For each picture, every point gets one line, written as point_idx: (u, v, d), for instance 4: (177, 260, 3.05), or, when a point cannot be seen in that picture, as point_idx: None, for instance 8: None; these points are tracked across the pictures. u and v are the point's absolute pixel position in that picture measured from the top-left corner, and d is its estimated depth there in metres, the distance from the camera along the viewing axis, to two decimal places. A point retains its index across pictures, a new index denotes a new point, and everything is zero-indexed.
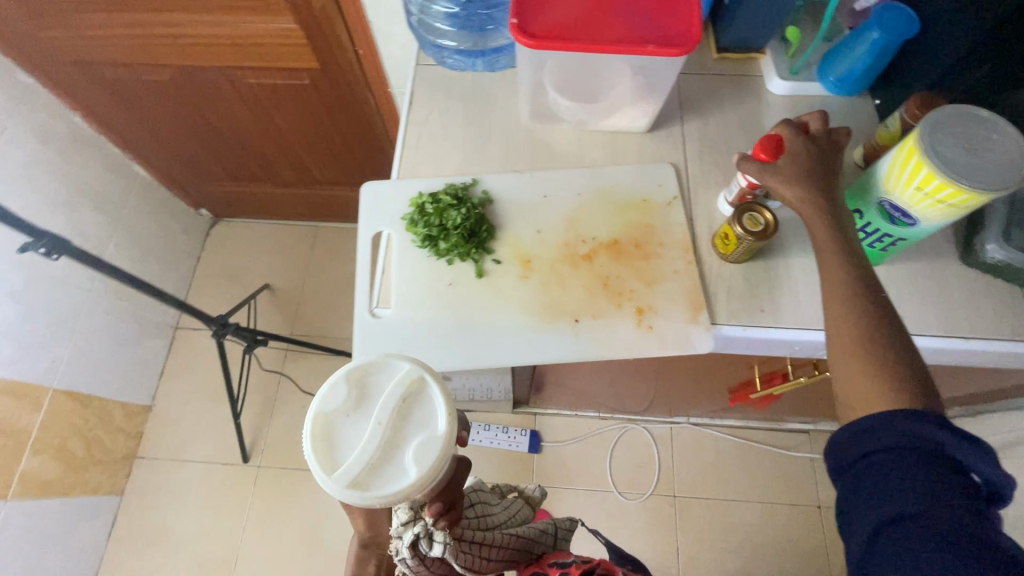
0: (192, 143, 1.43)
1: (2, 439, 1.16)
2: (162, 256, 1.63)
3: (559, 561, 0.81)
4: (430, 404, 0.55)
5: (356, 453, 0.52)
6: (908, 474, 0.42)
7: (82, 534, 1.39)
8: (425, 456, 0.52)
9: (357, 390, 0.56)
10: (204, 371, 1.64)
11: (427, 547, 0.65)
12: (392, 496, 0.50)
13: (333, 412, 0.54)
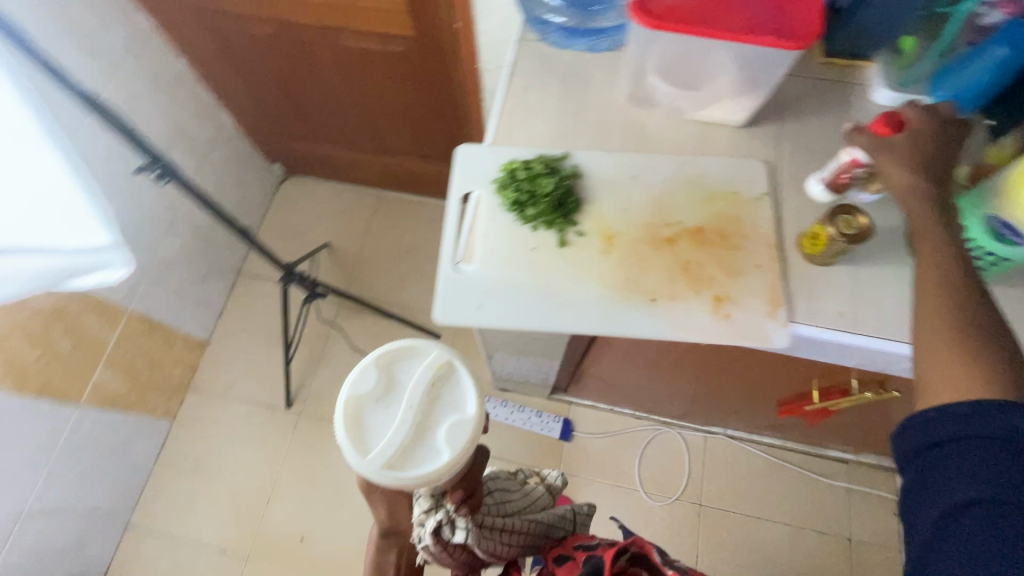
0: (280, 97, 1.50)
1: (83, 349, 1.25)
2: (237, 203, 1.72)
3: (584, 544, 0.83)
4: (445, 398, 0.69)
5: (389, 438, 0.65)
6: (989, 464, 0.45)
7: (136, 450, 1.48)
8: (454, 438, 0.66)
9: (389, 386, 0.70)
10: (261, 316, 1.72)
11: (450, 533, 0.72)
12: (425, 472, 0.64)
13: (370, 403, 0.68)
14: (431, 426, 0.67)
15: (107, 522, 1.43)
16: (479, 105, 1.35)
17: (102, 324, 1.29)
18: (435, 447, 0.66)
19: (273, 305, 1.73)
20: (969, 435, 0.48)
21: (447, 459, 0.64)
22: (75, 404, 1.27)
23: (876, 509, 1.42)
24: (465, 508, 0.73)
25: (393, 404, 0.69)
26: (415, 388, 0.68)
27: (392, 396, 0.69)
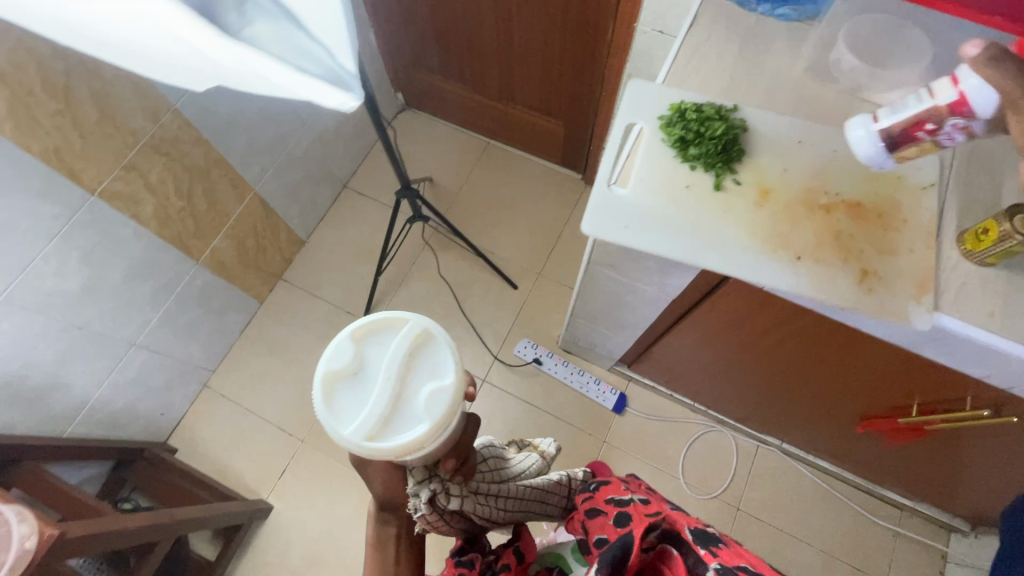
0: (427, 26, 1.56)
1: (213, 213, 1.37)
2: (360, 120, 1.81)
3: (618, 499, 0.77)
4: (428, 362, 0.65)
5: (369, 409, 0.62)
6: None
7: (229, 320, 1.62)
8: (435, 405, 0.62)
9: (364, 358, 0.66)
10: (357, 229, 1.82)
11: (446, 500, 0.72)
12: (407, 442, 0.61)
13: (344, 376, 0.64)
14: (409, 395, 0.64)
15: (192, 376, 1.57)
16: (619, 70, 1.37)
17: (232, 194, 1.40)
18: (417, 415, 0.62)
19: (370, 222, 1.84)
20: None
21: (427, 428, 0.61)
22: (195, 260, 1.38)
23: (919, 560, 1.38)
24: (458, 477, 0.74)
25: (367, 376, 0.65)
26: (391, 357, 0.64)
27: (368, 367, 0.65)
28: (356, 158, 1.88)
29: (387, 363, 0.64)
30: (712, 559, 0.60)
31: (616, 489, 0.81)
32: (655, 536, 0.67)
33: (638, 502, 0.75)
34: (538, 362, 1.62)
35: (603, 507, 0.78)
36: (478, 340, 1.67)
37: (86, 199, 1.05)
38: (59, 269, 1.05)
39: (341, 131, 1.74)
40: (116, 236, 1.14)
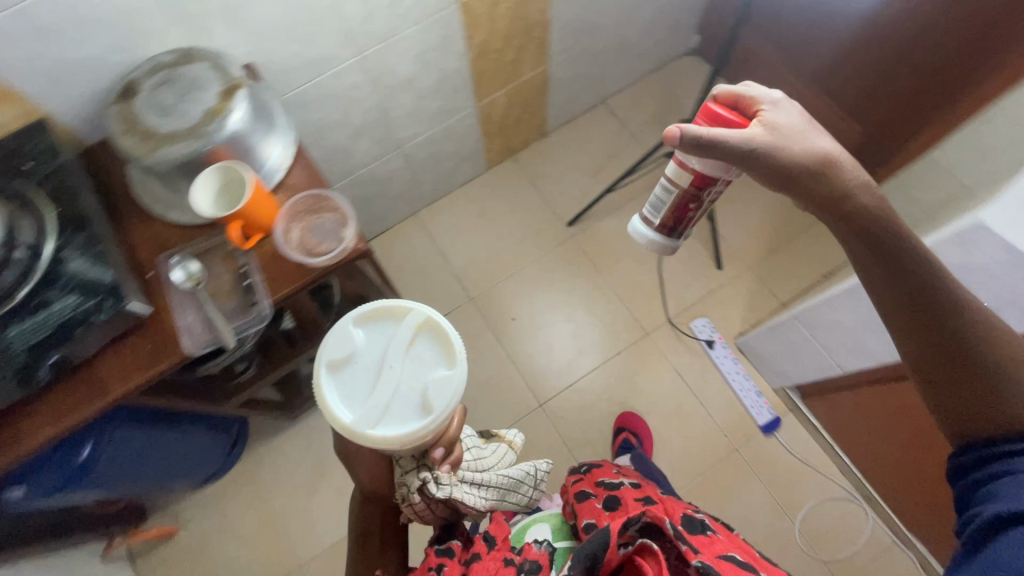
0: None
1: (512, 70, 1.44)
2: (654, 44, 1.78)
3: (608, 482, 0.97)
4: (419, 349, 0.82)
5: (375, 398, 0.77)
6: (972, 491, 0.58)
7: (461, 171, 1.74)
8: (437, 396, 0.78)
9: (369, 349, 0.82)
10: (596, 145, 1.84)
11: (433, 487, 0.84)
12: (410, 434, 0.75)
13: (347, 363, 0.81)
14: (408, 384, 0.79)
15: (413, 201, 1.73)
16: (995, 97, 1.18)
17: (535, 58, 1.45)
18: (413, 405, 0.78)
19: (610, 144, 1.84)
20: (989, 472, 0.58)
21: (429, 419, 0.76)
22: (476, 102, 1.47)
23: None
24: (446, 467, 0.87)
25: (371, 364, 0.81)
26: (395, 352, 0.81)
27: (373, 358, 0.81)
28: (628, 79, 1.86)
29: (390, 356, 0.80)
30: (693, 555, 0.70)
31: (609, 476, 1.00)
32: (634, 531, 0.73)
33: (627, 489, 0.93)
34: (709, 345, 1.59)
35: (593, 491, 0.95)
36: (660, 297, 1.66)
37: (451, 3, 1.14)
38: (401, 55, 1.18)
39: (635, 47, 1.73)
40: (447, 47, 1.24)
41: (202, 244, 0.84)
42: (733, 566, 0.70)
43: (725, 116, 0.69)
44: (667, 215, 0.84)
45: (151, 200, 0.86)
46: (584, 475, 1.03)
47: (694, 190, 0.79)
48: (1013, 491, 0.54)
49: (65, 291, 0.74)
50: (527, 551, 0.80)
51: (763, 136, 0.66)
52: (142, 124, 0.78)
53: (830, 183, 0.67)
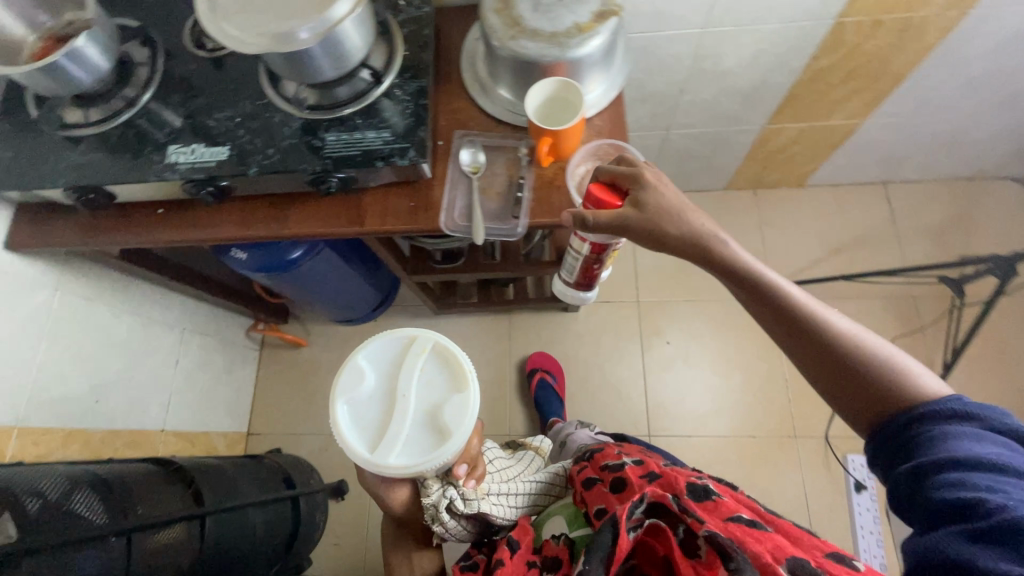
0: None
1: (826, 110, 1.29)
2: (987, 153, 1.49)
3: (610, 463, 0.87)
4: (427, 373, 0.81)
5: (394, 432, 0.77)
6: (889, 453, 0.55)
7: (699, 180, 1.63)
8: (448, 416, 0.77)
9: (381, 379, 0.82)
10: (849, 223, 1.62)
11: (461, 504, 0.86)
12: (432, 460, 0.75)
13: (364, 393, 0.80)
14: (423, 410, 0.79)
15: None
16: None
17: (857, 109, 1.28)
18: (427, 429, 0.78)
19: (866, 230, 1.61)
20: (896, 429, 0.54)
21: (444, 445, 0.75)
22: (766, 124, 1.35)
23: None
24: (471, 482, 0.88)
25: (384, 394, 0.81)
26: (405, 381, 0.80)
27: (385, 386, 0.81)
28: (927, 174, 1.60)
29: (402, 384, 0.80)
30: (700, 526, 0.67)
31: (614, 455, 0.89)
32: (639, 512, 0.71)
33: (631, 465, 0.84)
34: (857, 487, 1.40)
35: (599, 474, 0.88)
36: (829, 409, 1.48)
37: (825, 18, 1.02)
38: (739, 48, 1.09)
39: (964, 147, 1.46)
40: (785, 59, 1.12)
41: (495, 138, 0.86)
42: (744, 526, 0.66)
43: (596, 196, 0.72)
44: (580, 273, 0.93)
45: (477, 84, 0.89)
46: (589, 460, 0.95)
47: (595, 256, 0.87)
48: (937, 445, 0.51)
49: (381, 125, 0.79)
50: (547, 547, 0.85)
51: (632, 214, 0.70)
52: (516, 8, 0.78)
53: (696, 236, 0.68)
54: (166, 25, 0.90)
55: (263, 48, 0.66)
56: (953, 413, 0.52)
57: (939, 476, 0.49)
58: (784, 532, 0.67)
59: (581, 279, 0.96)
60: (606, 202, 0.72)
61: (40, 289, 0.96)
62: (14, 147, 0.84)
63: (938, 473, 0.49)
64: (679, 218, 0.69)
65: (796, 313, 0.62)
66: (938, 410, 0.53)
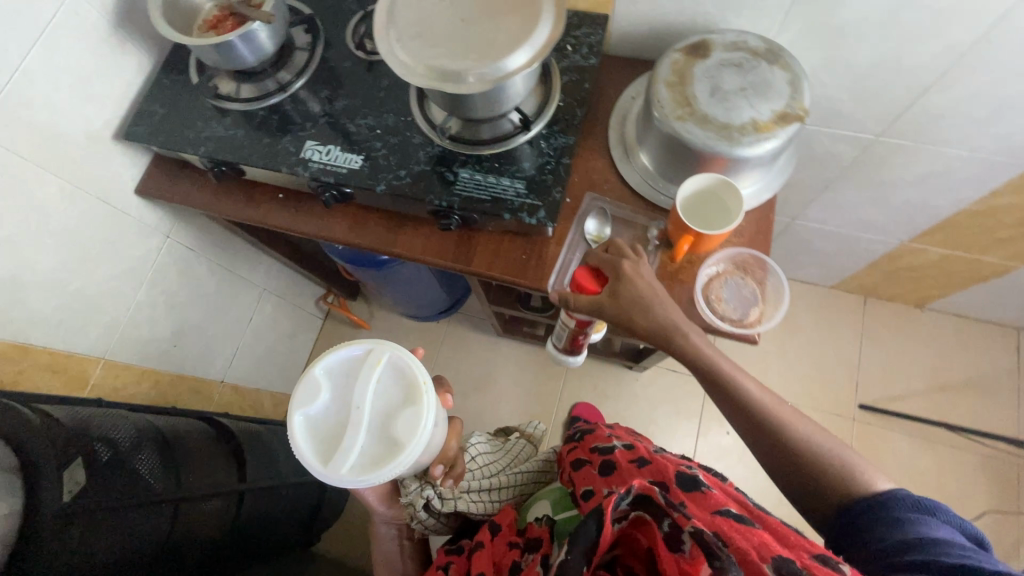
0: None
1: (984, 245, 1.15)
2: None
3: (603, 448, 0.83)
4: (384, 383, 0.74)
5: (350, 445, 0.70)
6: (850, 538, 0.55)
7: (808, 272, 1.50)
8: (402, 426, 0.71)
9: (337, 388, 0.74)
10: (964, 360, 1.46)
11: (439, 503, 0.90)
12: (382, 472, 0.69)
13: (319, 407, 0.73)
14: (376, 421, 0.72)
15: None
16: None
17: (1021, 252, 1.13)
18: (383, 440, 0.71)
19: (983, 375, 1.45)
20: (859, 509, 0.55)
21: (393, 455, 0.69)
22: (907, 240, 1.22)
23: None
24: (449, 481, 0.91)
25: (337, 406, 0.73)
26: (359, 393, 0.72)
27: (340, 398, 0.73)
28: None
29: (357, 394, 0.72)
30: (687, 523, 0.53)
31: (606, 442, 0.85)
32: (625, 504, 0.56)
33: (622, 451, 0.80)
34: None
35: (588, 455, 0.84)
36: None
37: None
38: (911, 164, 0.98)
39: None
40: (957, 186, 1.00)
41: (627, 211, 0.81)
42: (730, 523, 0.55)
43: (580, 279, 0.73)
44: (563, 339, 0.92)
45: (621, 148, 0.84)
46: (579, 441, 0.92)
47: (580, 327, 0.85)
48: (892, 524, 0.52)
49: (516, 175, 0.76)
50: (531, 529, 0.80)
51: (607, 303, 0.69)
52: (690, 87, 0.73)
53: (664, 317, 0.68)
54: (329, 13, 0.89)
55: (429, 83, 0.64)
56: (902, 496, 0.54)
57: (899, 550, 0.50)
58: (770, 530, 0.56)
59: (558, 344, 0.94)
60: (587, 284, 0.73)
61: (154, 233, 1.00)
62: (168, 104, 0.87)
63: (898, 547, 0.50)
64: (651, 312, 0.68)
65: (747, 408, 0.65)
66: (900, 498, 0.54)
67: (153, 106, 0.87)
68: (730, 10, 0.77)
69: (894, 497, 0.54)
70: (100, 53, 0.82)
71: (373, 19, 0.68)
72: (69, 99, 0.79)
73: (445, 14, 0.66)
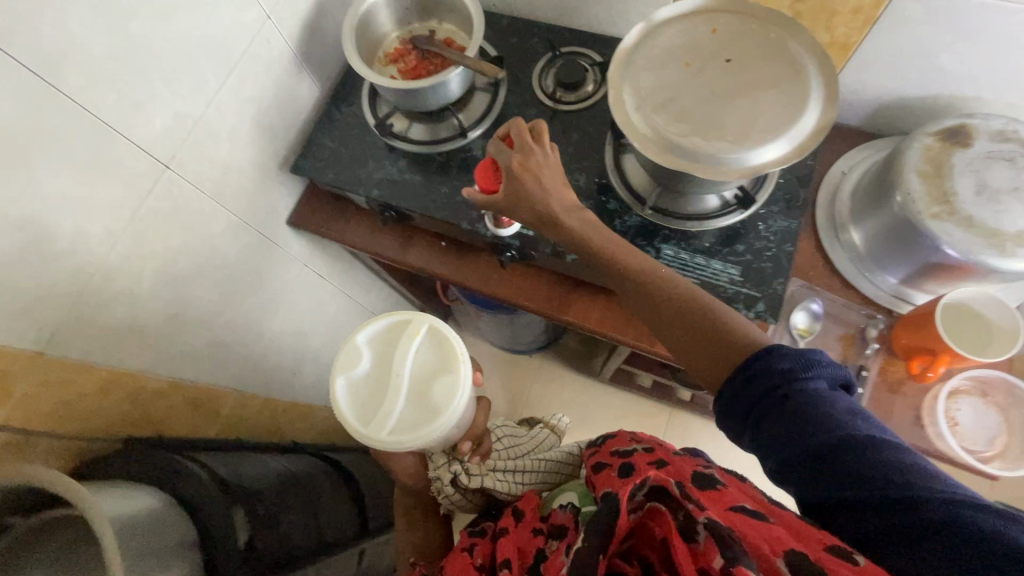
0: None
1: None
2: None
3: (620, 451, 0.68)
4: (421, 349, 0.72)
5: (394, 410, 0.68)
6: (757, 415, 0.46)
7: None
8: (439, 392, 0.69)
9: (376, 354, 0.73)
10: None
11: (465, 480, 0.80)
12: (416, 432, 0.67)
13: (361, 371, 0.71)
14: (414, 387, 0.70)
15: None
16: None
17: None
18: (423, 407, 0.69)
19: None
20: (765, 387, 0.46)
21: (430, 417, 0.68)
22: None
23: None
24: (477, 457, 0.82)
25: (376, 372, 0.72)
26: (398, 360, 0.71)
27: (382, 364, 0.72)
28: None
29: (397, 360, 0.71)
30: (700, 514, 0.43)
31: (625, 443, 0.70)
32: (640, 494, 0.49)
33: (641, 453, 0.64)
34: None
35: (605, 459, 0.68)
36: None
37: None
38: None
39: None
40: None
41: (838, 304, 0.73)
42: (747, 520, 0.42)
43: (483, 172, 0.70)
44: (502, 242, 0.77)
45: (830, 231, 0.76)
46: (599, 446, 0.76)
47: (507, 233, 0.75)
48: (801, 399, 0.44)
49: (729, 259, 0.68)
50: (554, 514, 0.68)
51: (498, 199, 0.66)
52: (949, 180, 0.64)
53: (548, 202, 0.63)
54: (514, 52, 0.83)
55: (670, 165, 0.57)
56: (803, 364, 0.46)
57: (826, 437, 0.41)
58: (796, 533, 0.40)
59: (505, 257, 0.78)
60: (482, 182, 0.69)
61: (294, 262, 0.95)
62: (338, 138, 0.82)
63: (827, 436, 0.41)
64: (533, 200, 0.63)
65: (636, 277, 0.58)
66: (791, 360, 0.46)
67: (323, 140, 0.82)
68: (992, 90, 0.68)
69: (795, 366, 0.46)
70: (283, 82, 0.77)
71: (608, 79, 0.61)
72: (250, 130, 0.74)
73: (692, 82, 0.59)
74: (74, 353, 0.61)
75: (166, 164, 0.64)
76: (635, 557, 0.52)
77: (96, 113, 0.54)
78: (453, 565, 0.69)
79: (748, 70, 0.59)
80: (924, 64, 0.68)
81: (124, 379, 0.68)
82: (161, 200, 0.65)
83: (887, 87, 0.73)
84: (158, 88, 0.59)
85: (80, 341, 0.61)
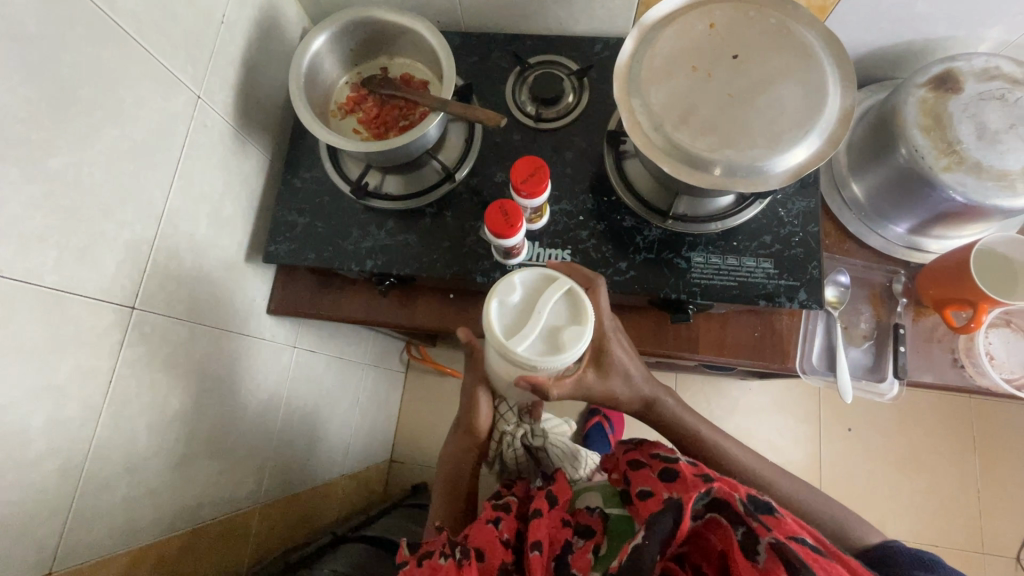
0: None
1: None
2: None
3: (664, 455, 0.59)
4: (567, 299, 0.50)
5: (528, 339, 0.48)
6: None
7: None
8: (573, 338, 0.48)
9: (526, 287, 0.52)
10: None
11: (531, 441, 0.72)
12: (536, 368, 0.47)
13: (507, 299, 0.51)
14: (551, 322, 0.49)
15: None
16: None
17: None
18: (554, 345, 0.48)
19: None
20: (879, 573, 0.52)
21: (548, 361, 0.46)
22: None
23: None
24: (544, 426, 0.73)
25: (530, 287, 0.51)
26: (550, 293, 0.50)
27: (526, 300, 0.51)
28: None
29: (545, 296, 0.50)
30: (765, 532, 0.44)
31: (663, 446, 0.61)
32: (702, 502, 0.48)
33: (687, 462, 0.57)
34: None
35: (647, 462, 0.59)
36: None
37: None
38: None
39: None
40: None
41: (860, 268, 0.76)
42: (810, 554, 0.43)
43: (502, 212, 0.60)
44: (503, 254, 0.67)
45: (835, 194, 0.76)
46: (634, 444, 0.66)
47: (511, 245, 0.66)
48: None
49: (759, 253, 0.67)
50: (580, 515, 0.61)
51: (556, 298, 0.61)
52: (951, 129, 0.63)
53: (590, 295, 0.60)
54: (479, 72, 0.75)
55: (703, 185, 0.53)
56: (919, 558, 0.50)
57: None
58: None
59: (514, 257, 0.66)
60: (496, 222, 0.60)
61: (284, 349, 0.85)
62: (309, 212, 0.72)
63: None
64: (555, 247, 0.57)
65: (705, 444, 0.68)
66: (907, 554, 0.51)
67: (291, 216, 0.72)
68: (964, 26, 0.68)
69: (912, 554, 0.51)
70: (232, 164, 0.66)
71: (615, 100, 0.56)
72: (210, 229, 0.64)
73: (703, 87, 0.55)
74: (88, 552, 0.52)
75: (131, 306, 0.53)
76: (688, 564, 0.52)
77: (37, 282, 0.44)
78: (479, 535, 0.56)
79: (757, 65, 0.55)
80: (899, 15, 0.68)
81: (147, 552, 0.58)
82: (135, 347, 0.54)
83: (862, 41, 0.73)
84: (99, 225, 0.48)
85: (89, 538, 0.51)
